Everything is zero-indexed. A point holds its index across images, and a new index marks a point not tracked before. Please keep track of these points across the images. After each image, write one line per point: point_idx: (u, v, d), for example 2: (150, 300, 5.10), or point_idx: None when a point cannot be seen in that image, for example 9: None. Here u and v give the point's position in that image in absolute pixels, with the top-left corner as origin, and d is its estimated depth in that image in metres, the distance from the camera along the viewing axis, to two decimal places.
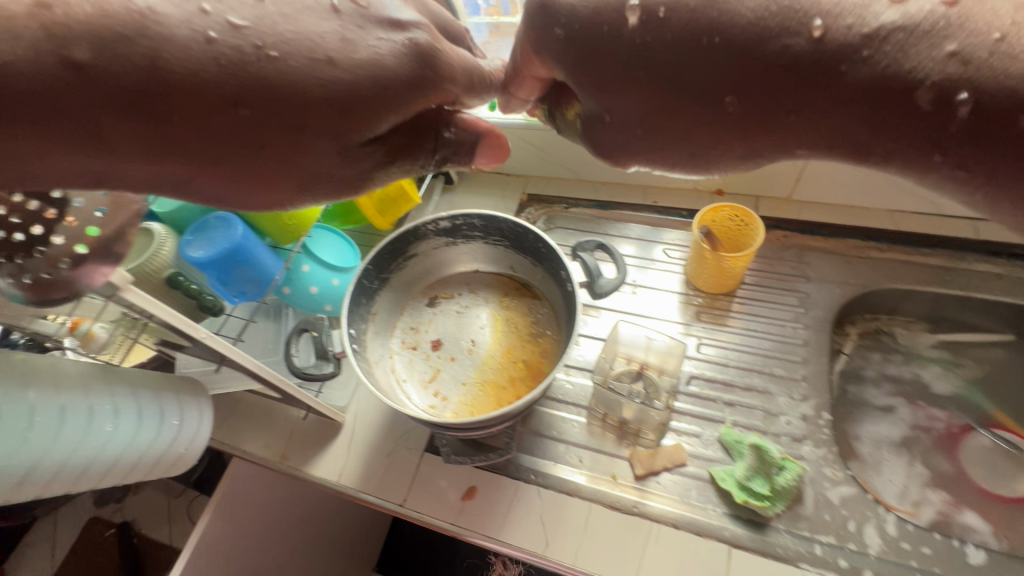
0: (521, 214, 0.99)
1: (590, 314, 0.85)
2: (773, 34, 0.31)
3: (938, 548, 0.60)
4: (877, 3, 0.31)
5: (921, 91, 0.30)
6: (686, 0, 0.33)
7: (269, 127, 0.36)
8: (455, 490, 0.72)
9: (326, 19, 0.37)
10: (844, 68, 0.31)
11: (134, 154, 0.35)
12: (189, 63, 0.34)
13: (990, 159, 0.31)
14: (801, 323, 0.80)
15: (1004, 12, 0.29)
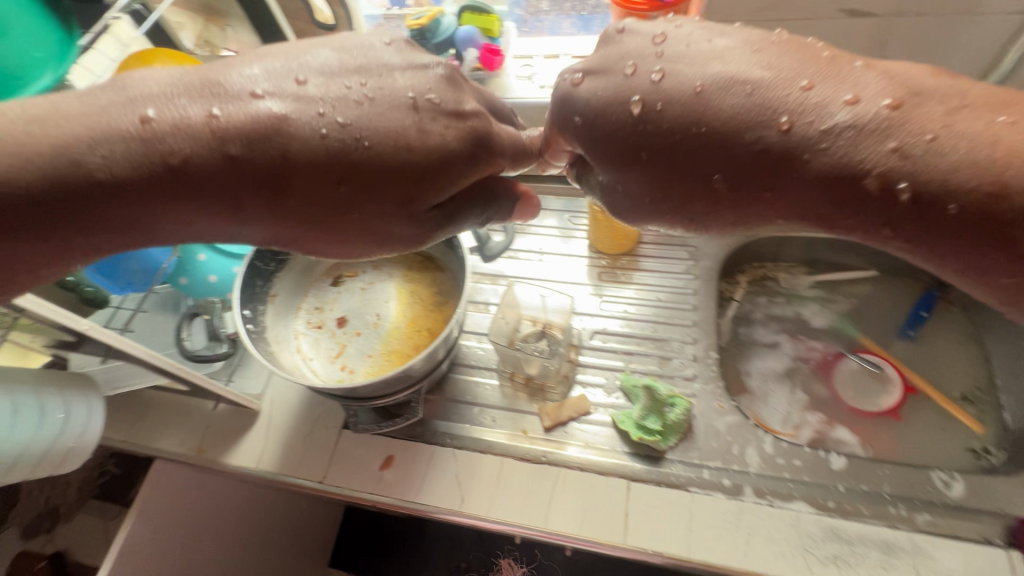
0: None
1: (501, 283, 0.88)
2: (750, 124, 0.39)
3: (807, 459, 0.68)
4: (834, 103, 0.37)
5: (868, 180, 0.37)
6: (680, 96, 0.41)
7: (360, 199, 0.44)
8: (374, 461, 0.74)
9: (405, 113, 0.45)
10: (807, 156, 0.38)
11: (259, 218, 0.44)
12: (309, 151, 0.42)
13: (934, 236, 0.37)
14: (692, 274, 0.86)
15: (938, 117, 0.36)
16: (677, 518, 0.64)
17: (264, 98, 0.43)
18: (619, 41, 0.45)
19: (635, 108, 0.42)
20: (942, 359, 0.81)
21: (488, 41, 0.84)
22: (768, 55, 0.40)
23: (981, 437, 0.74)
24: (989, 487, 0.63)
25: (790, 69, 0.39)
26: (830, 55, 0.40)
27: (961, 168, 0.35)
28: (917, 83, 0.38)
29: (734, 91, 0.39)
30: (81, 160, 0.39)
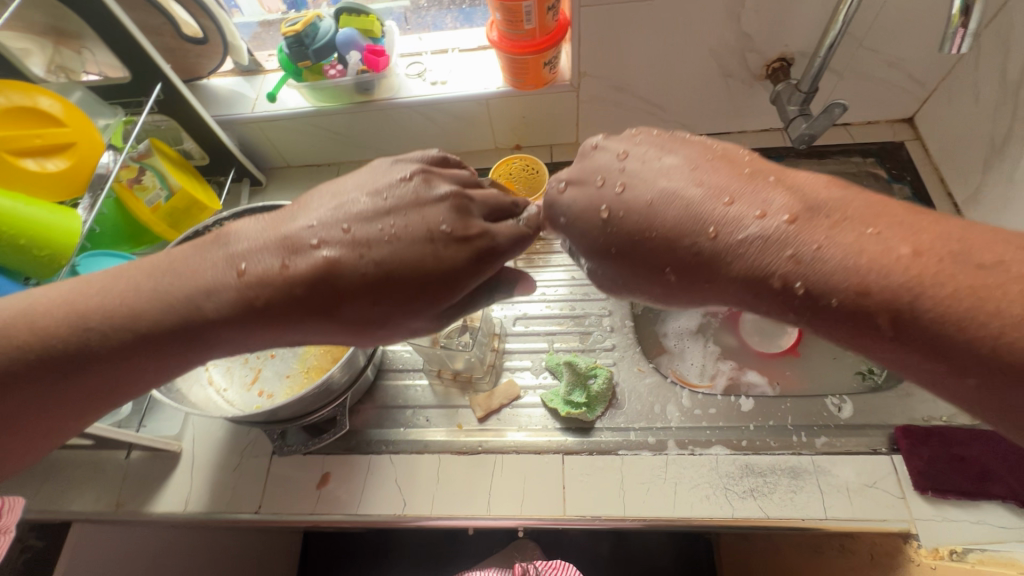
0: None
1: None
2: (682, 232, 0.40)
3: (720, 406, 0.73)
4: (747, 216, 0.38)
5: (773, 279, 0.37)
6: (634, 208, 0.41)
7: (393, 315, 0.44)
8: (310, 480, 0.73)
9: (420, 245, 0.43)
10: (727, 259, 0.38)
11: (315, 331, 0.45)
12: (348, 282, 0.42)
13: (841, 333, 0.35)
14: None
15: (829, 227, 0.35)
16: (610, 482, 0.68)
17: (320, 245, 0.43)
18: (604, 149, 0.46)
19: (600, 212, 0.43)
20: None
21: (370, 43, 0.83)
22: (709, 167, 0.41)
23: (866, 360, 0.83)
24: (872, 403, 0.71)
25: (724, 182, 0.39)
26: (756, 167, 0.41)
27: (840, 271, 0.34)
28: (816, 194, 0.37)
29: (673, 204, 0.40)
30: (193, 303, 0.42)
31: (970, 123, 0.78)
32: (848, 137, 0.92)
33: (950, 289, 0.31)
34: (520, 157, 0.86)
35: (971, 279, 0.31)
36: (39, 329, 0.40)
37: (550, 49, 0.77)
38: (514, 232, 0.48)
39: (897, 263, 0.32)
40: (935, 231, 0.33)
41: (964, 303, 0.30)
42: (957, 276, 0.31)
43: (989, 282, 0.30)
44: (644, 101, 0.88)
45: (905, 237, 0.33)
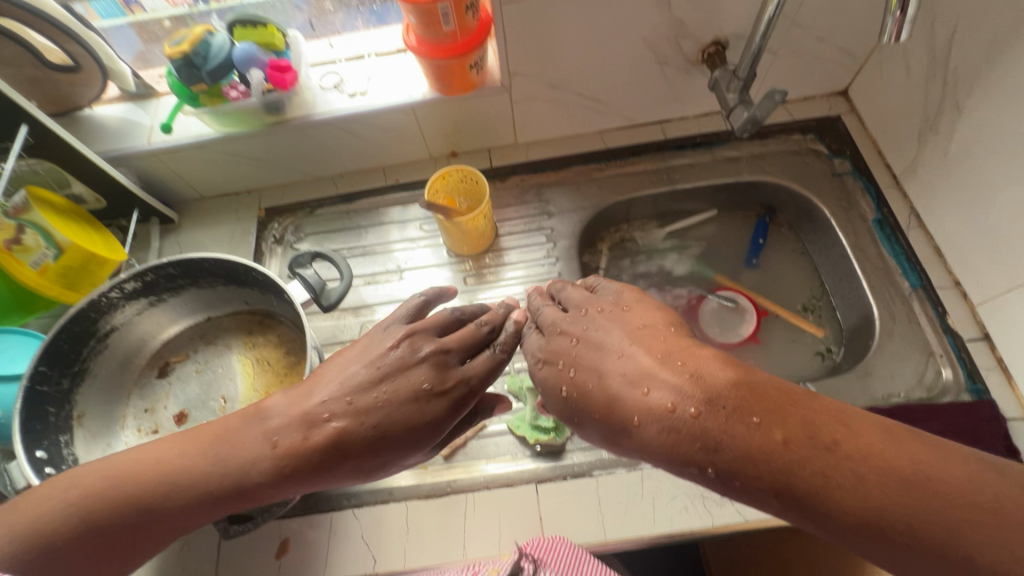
0: (265, 232, 0.90)
1: (367, 315, 0.82)
2: (613, 412, 0.44)
3: None
4: (658, 406, 0.41)
5: (695, 465, 0.39)
6: (583, 386, 0.47)
7: (391, 459, 0.50)
8: (268, 550, 0.66)
9: (411, 401, 0.49)
10: (649, 442, 0.42)
11: (350, 476, 0.50)
12: (361, 440, 0.48)
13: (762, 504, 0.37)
14: (553, 257, 0.85)
15: (722, 410, 0.38)
16: (588, 505, 0.66)
17: (337, 418, 0.48)
18: (565, 332, 0.52)
19: (561, 390, 0.49)
20: (783, 278, 0.90)
21: (272, 57, 0.74)
22: (635, 352, 0.45)
23: (824, 338, 0.84)
24: (834, 389, 0.71)
25: (646, 368, 0.44)
26: (668, 348, 0.44)
27: (739, 459, 0.37)
28: (714, 382, 0.40)
29: (608, 385, 0.45)
30: (241, 473, 0.46)
31: (903, 94, 0.78)
32: (787, 114, 0.91)
33: (808, 470, 0.34)
34: (456, 167, 0.78)
35: (824, 460, 0.34)
36: (122, 492, 0.45)
37: (475, 49, 0.71)
38: (489, 368, 0.54)
39: (774, 452, 0.36)
40: (801, 411, 0.37)
41: (818, 482, 0.34)
42: (813, 458, 0.35)
43: (835, 462, 0.34)
44: (581, 96, 0.83)
45: (778, 422, 0.37)
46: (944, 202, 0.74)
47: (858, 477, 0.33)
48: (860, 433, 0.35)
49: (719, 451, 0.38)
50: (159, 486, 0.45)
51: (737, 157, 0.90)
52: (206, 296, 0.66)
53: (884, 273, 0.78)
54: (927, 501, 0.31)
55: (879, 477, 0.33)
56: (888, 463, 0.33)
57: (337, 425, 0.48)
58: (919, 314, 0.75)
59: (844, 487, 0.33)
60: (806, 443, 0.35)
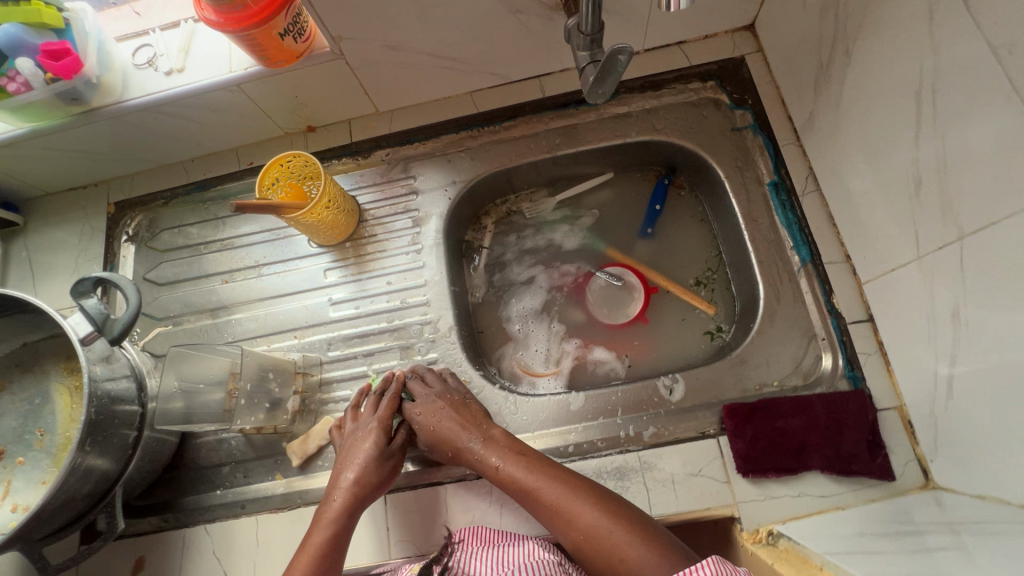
0: (118, 230, 0.83)
1: (226, 317, 0.78)
2: (443, 437, 0.64)
3: (549, 407, 0.68)
4: (468, 437, 0.63)
5: (484, 470, 0.61)
6: (423, 421, 0.66)
7: (391, 462, 0.64)
8: (122, 568, 0.66)
9: (367, 445, 0.63)
10: (465, 459, 0.62)
11: (386, 479, 0.63)
12: (364, 468, 0.62)
13: (521, 501, 0.58)
14: (419, 245, 0.77)
15: (499, 447, 0.61)
16: (436, 511, 0.64)
17: (342, 483, 0.61)
18: (430, 383, 0.68)
19: (425, 422, 0.66)
20: (680, 249, 0.82)
21: (48, 40, 0.64)
22: (461, 403, 0.66)
23: (714, 314, 0.78)
24: (704, 379, 0.67)
25: (465, 419, 0.64)
26: (474, 412, 0.65)
27: (507, 470, 0.59)
28: (493, 433, 0.63)
29: (448, 428, 0.64)
30: (331, 520, 0.59)
31: (802, 33, 0.66)
32: (683, 58, 0.78)
33: (540, 483, 0.57)
34: (292, 153, 0.70)
35: (551, 483, 0.57)
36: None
37: (273, 18, 0.60)
38: (393, 397, 0.68)
39: (523, 471, 0.58)
40: (539, 455, 0.60)
41: (547, 496, 0.56)
42: (542, 482, 0.57)
43: (552, 485, 0.57)
44: (432, 55, 0.72)
45: (525, 456, 0.60)
46: (838, 165, 0.65)
47: (523, 470, 0.58)
48: (568, 471, 0.59)
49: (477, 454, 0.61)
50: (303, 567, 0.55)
51: (626, 114, 0.79)
52: (7, 326, 0.61)
53: (774, 246, 0.71)
54: (544, 481, 0.57)
55: (535, 471, 0.58)
56: (541, 465, 0.59)
57: (339, 484, 0.61)
58: (806, 292, 0.68)
59: (512, 471, 0.59)
60: (513, 455, 0.60)
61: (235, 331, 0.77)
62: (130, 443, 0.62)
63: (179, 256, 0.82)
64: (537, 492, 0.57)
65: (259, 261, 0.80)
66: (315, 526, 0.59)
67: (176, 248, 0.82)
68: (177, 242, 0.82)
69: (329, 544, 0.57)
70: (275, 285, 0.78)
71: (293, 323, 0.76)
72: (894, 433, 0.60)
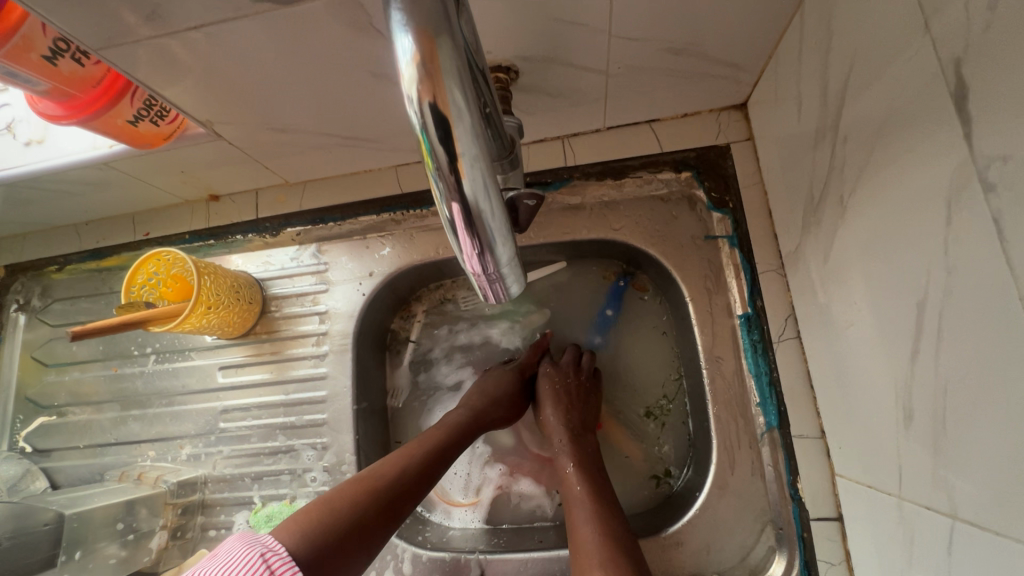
0: (6, 297, 0.75)
1: (113, 412, 0.70)
2: (551, 422, 0.63)
3: (447, 570, 0.59)
4: (560, 438, 0.61)
5: (566, 463, 0.59)
6: (550, 381, 0.65)
7: (508, 410, 0.64)
8: None
9: (501, 376, 0.66)
10: (560, 443, 0.61)
11: (502, 414, 0.64)
12: (490, 397, 0.64)
13: (578, 505, 0.54)
14: (324, 351, 0.66)
15: (581, 466, 0.58)
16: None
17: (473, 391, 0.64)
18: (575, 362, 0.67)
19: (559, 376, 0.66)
20: (636, 367, 0.69)
21: None
22: (586, 388, 0.65)
23: (665, 453, 0.65)
24: None
25: (579, 413, 0.63)
26: (592, 413, 0.64)
27: (591, 476, 0.57)
28: (592, 443, 0.61)
29: (553, 404, 0.63)
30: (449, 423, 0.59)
31: (796, 144, 0.51)
32: (653, 142, 0.63)
33: (608, 502, 0.54)
34: (169, 248, 0.59)
35: (613, 503, 0.54)
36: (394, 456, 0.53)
37: (107, 112, 0.48)
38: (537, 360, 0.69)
39: (600, 484, 0.56)
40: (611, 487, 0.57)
41: (610, 512, 0.52)
42: (615, 503, 0.54)
43: (616, 506, 0.54)
44: (334, 135, 0.59)
45: (607, 482, 0.57)
46: (823, 322, 0.51)
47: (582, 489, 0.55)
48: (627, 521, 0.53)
49: (563, 447, 0.60)
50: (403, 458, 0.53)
51: (579, 206, 0.65)
52: None
53: (736, 399, 0.58)
54: (600, 502, 0.53)
55: (596, 494, 0.55)
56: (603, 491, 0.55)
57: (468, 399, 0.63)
58: (767, 463, 0.56)
59: (579, 481, 0.56)
60: (598, 476, 0.57)
61: (122, 431, 0.69)
62: None
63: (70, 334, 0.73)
64: (590, 515, 0.52)
65: (151, 348, 0.71)
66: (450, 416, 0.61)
67: (67, 323, 0.73)
68: (69, 316, 0.74)
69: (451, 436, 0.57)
70: (167, 380, 0.70)
71: (182, 429, 0.68)
72: None
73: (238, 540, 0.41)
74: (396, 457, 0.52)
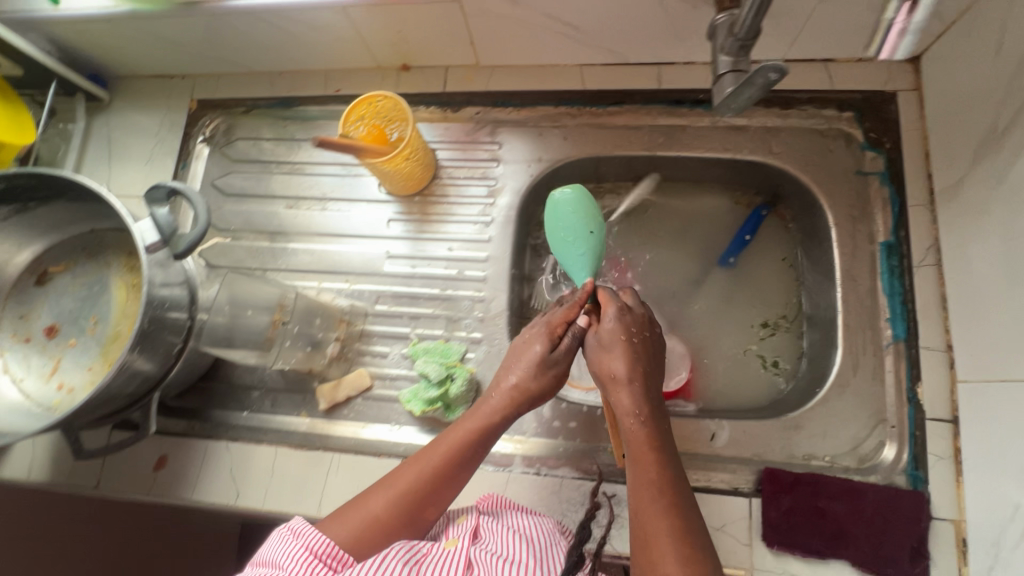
0: (195, 127, 0.82)
1: (283, 243, 0.77)
2: (611, 386, 0.54)
3: (583, 419, 0.66)
4: (624, 407, 0.52)
5: (633, 437, 0.51)
6: (611, 339, 0.56)
7: (549, 385, 0.58)
8: (146, 461, 0.69)
9: (543, 345, 0.58)
10: (625, 414, 0.52)
11: (541, 391, 0.58)
12: (527, 374, 0.57)
13: (648, 497, 0.47)
14: (489, 217, 0.74)
15: (644, 442, 0.50)
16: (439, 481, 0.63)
17: (511, 373, 0.58)
18: (631, 319, 0.57)
19: (620, 335, 0.55)
20: (758, 283, 0.76)
21: None
22: (642, 355, 0.55)
23: (774, 349, 0.73)
24: (751, 433, 0.63)
25: (644, 380, 0.54)
26: (653, 375, 0.55)
27: (658, 461, 0.49)
28: (659, 413, 0.53)
29: (617, 364, 0.54)
30: (477, 412, 0.57)
31: (978, 85, 0.57)
32: (825, 79, 0.70)
33: (680, 493, 0.47)
34: (382, 94, 0.66)
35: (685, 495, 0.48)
36: (415, 465, 0.55)
37: None
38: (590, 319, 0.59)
39: (671, 469, 0.49)
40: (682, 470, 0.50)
41: (681, 507, 0.46)
42: (687, 495, 0.48)
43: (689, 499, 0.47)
44: (553, 18, 0.65)
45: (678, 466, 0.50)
46: (973, 245, 0.57)
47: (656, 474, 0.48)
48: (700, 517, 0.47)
49: (633, 421, 0.52)
50: (423, 465, 0.54)
51: (743, 127, 0.72)
52: (79, 210, 0.61)
53: (867, 313, 0.64)
54: (672, 496, 0.47)
55: (672, 488, 0.47)
56: (673, 477, 0.49)
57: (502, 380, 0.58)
58: (888, 370, 0.62)
59: (650, 466, 0.49)
60: (667, 455, 0.50)
61: (290, 260, 0.76)
62: (174, 352, 0.62)
63: (249, 170, 0.81)
64: (658, 511, 0.46)
65: (325, 194, 0.78)
66: (476, 411, 0.58)
67: (248, 160, 0.81)
68: (249, 155, 0.81)
69: (473, 437, 0.56)
70: (337, 223, 0.77)
71: (347, 266, 0.75)
72: (943, 547, 0.55)
73: (282, 530, 0.49)
74: (412, 469, 0.54)
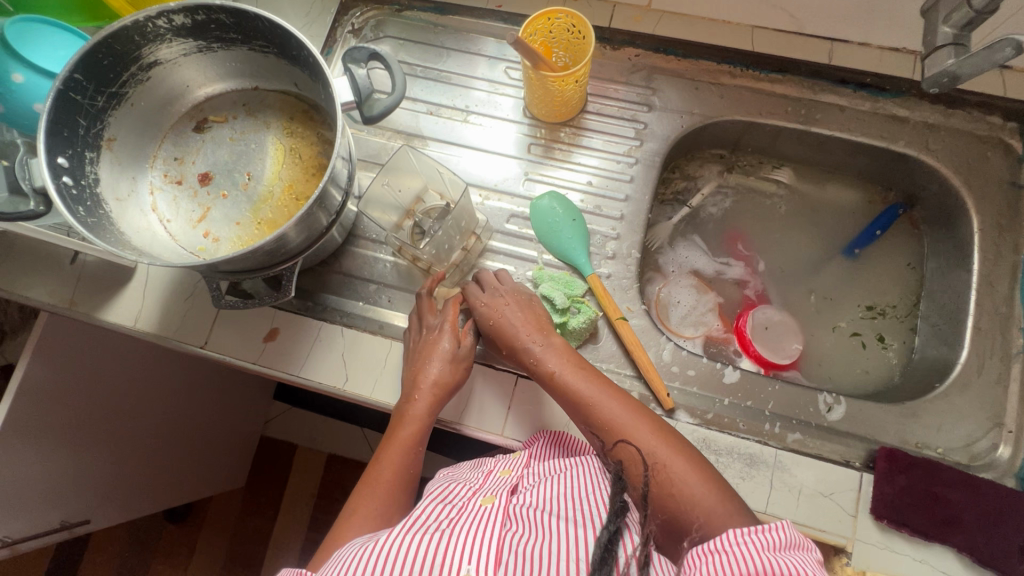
0: (345, 17, 0.82)
1: (416, 146, 0.77)
2: (512, 351, 0.61)
3: (701, 370, 0.66)
4: (530, 348, 0.60)
5: (548, 370, 0.59)
6: (487, 320, 0.62)
7: (454, 378, 0.61)
8: (257, 331, 0.69)
9: (445, 340, 0.61)
10: (533, 360, 0.60)
11: (452, 388, 0.61)
12: (432, 374, 0.60)
13: (593, 410, 0.55)
14: (632, 158, 0.74)
15: (556, 363, 0.59)
16: (457, 404, 0.64)
17: (425, 374, 0.60)
18: (500, 297, 0.64)
19: (497, 316, 0.62)
20: (876, 278, 0.77)
21: None
22: (523, 323, 0.62)
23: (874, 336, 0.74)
24: (867, 413, 0.64)
25: (536, 336, 0.61)
26: (543, 325, 0.62)
27: (579, 382, 0.57)
28: (555, 344, 0.61)
29: (510, 329, 0.61)
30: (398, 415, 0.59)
31: None
32: (999, 85, 0.69)
33: (607, 393, 0.56)
34: (564, 10, 0.65)
35: (609, 390, 0.56)
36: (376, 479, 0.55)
37: None
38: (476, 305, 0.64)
39: (590, 383, 0.57)
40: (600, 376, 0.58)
41: (617, 406, 0.55)
42: (613, 394, 0.56)
43: (616, 391, 0.56)
44: None
45: (595, 375, 0.58)
46: None
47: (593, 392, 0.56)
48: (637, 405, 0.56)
49: (546, 361, 0.59)
50: (380, 476, 0.55)
51: (905, 119, 0.71)
52: (255, 62, 0.60)
53: (1001, 320, 0.65)
54: (609, 400, 0.55)
55: (604, 395, 0.55)
56: (600, 387, 0.56)
57: (415, 384, 0.60)
58: (1014, 377, 0.63)
59: (580, 384, 0.56)
60: (578, 369, 0.58)
61: None
62: (320, 230, 0.62)
63: None
64: (608, 417, 0.54)
65: (467, 107, 0.78)
66: (398, 415, 0.59)
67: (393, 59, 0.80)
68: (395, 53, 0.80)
69: (411, 439, 0.58)
70: (476, 137, 0.77)
71: (480, 180, 0.75)
72: None
73: None
74: (374, 486, 0.55)
